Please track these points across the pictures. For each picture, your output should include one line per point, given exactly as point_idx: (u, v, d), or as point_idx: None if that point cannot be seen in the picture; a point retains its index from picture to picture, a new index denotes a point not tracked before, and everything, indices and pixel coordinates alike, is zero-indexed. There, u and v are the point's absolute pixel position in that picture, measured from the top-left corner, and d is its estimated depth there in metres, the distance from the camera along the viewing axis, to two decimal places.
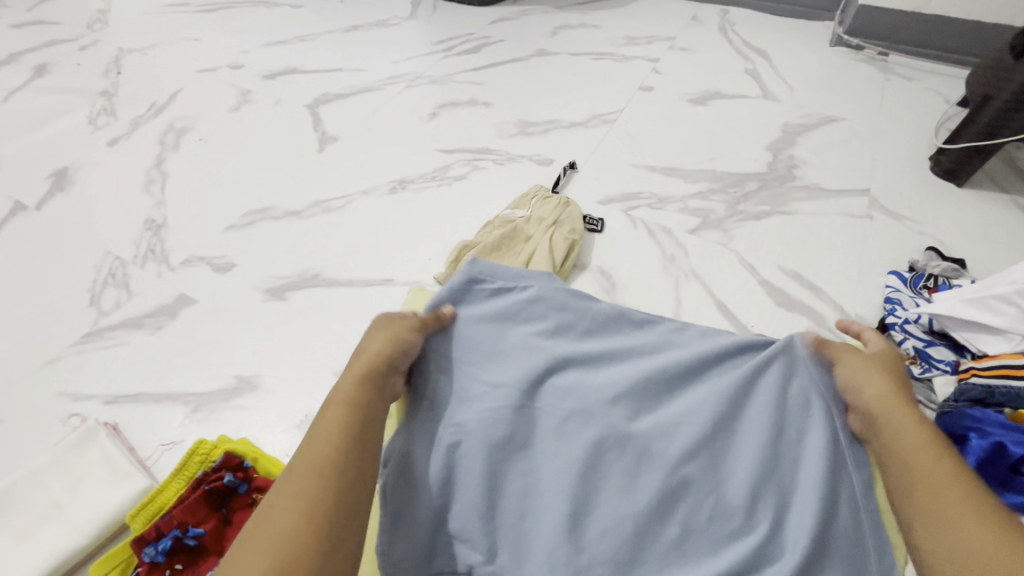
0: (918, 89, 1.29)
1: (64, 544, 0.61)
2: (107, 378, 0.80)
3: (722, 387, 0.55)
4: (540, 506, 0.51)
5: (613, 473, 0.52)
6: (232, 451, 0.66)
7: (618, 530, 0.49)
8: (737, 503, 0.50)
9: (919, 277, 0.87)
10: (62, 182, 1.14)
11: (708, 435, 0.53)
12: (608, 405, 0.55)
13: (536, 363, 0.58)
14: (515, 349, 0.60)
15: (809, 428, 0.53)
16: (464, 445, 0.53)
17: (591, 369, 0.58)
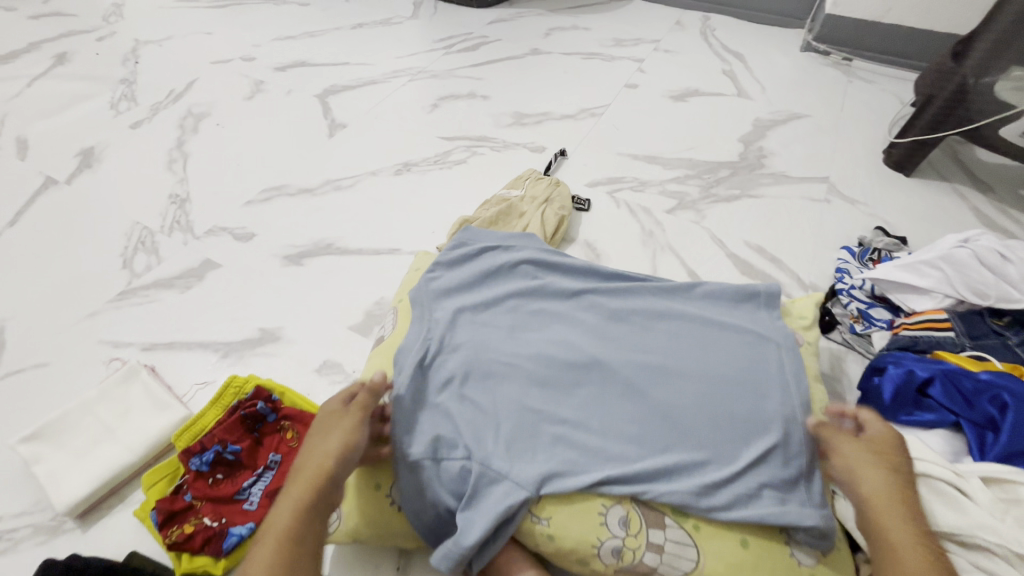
0: (877, 91, 1.43)
1: (115, 459, 0.70)
2: (143, 330, 0.89)
3: (671, 326, 0.68)
4: (523, 408, 0.61)
5: (583, 385, 0.63)
6: (262, 385, 0.75)
7: (588, 427, 0.60)
8: (684, 404, 0.61)
9: (866, 250, 0.99)
10: (90, 160, 1.23)
11: (660, 357, 0.65)
12: (577, 337, 0.67)
13: (517, 307, 0.71)
14: (500, 294, 0.72)
15: (740, 354, 0.65)
16: (462, 363, 0.64)
17: (562, 311, 0.71)
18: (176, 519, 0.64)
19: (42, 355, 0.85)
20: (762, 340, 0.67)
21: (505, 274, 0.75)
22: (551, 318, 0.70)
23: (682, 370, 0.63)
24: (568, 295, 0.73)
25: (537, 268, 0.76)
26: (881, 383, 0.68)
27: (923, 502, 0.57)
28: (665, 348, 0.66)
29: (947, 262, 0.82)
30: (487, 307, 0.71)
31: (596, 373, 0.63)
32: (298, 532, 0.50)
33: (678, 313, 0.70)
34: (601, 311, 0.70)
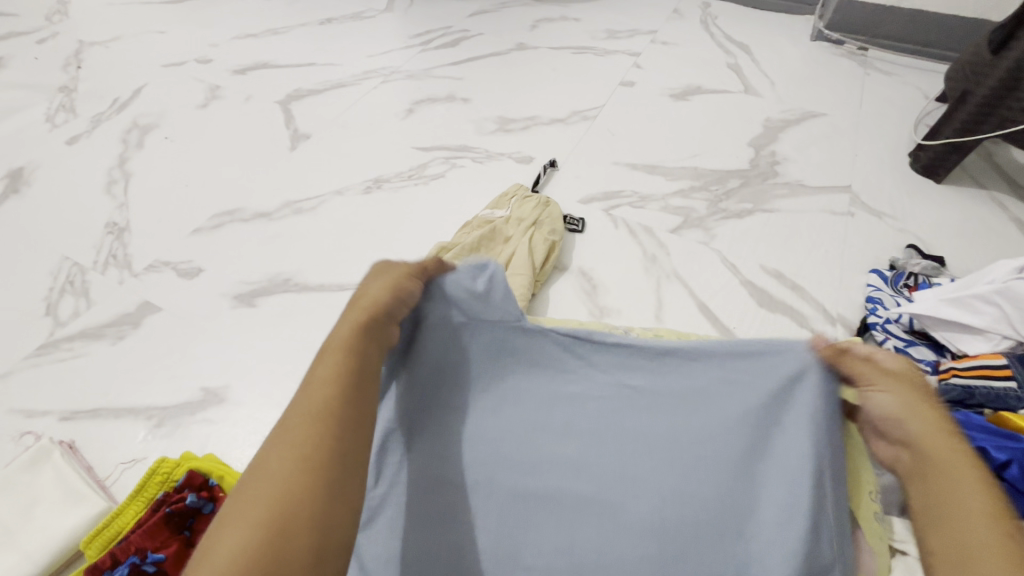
0: (897, 84, 1.30)
1: (11, 573, 0.58)
2: (64, 393, 0.76)
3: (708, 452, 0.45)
4: None
5: (555, 547, 0.44)
6: (196, 470, 0.63)
7: None
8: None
9: (900, 275, 0.87)
10: (17, 184, 1.08)
11: (667, 499, 0.44)
12: (549, 472, 0.47)
13: (469, 421, 0.48)
14: (442, 402, 0.49)
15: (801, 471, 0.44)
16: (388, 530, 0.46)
17: (535, 424, 0.49)
18: None
19: None
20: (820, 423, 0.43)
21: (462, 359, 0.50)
22: (519, 433, 0.48)
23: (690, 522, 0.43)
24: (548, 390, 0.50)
25: (498, 336, 0.51)
26: None
27: None
28: (674, 483, 0.45)
29: (1005, 297, 0.69)
30: (436, 408, 0.49)
31: (590, 527, 0.44)
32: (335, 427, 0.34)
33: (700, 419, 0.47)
34: (594, 429, 0.48)
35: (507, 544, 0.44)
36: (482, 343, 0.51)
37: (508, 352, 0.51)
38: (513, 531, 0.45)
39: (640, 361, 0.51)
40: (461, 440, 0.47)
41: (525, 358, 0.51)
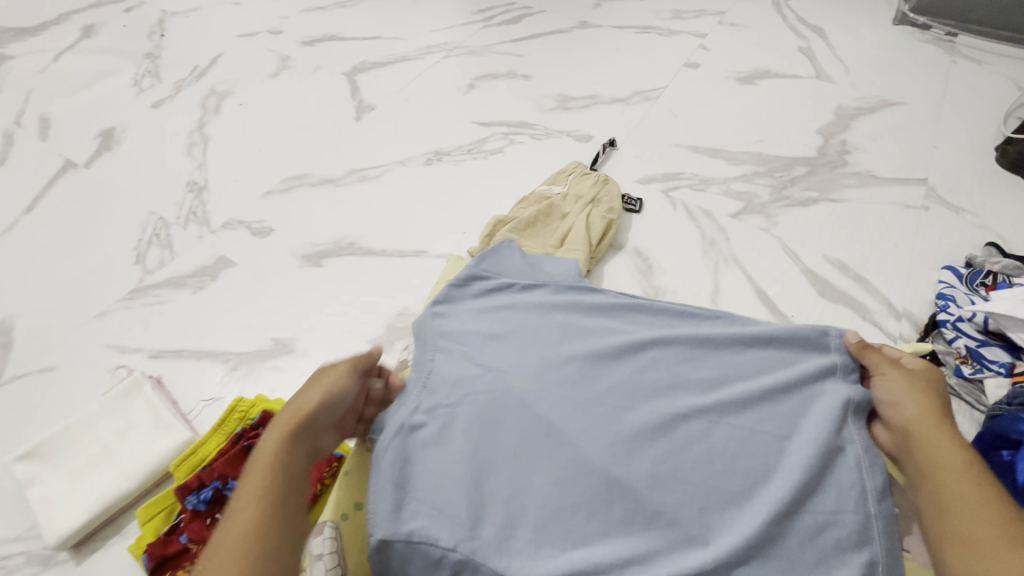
0: (987, 73, 1.21)
1: (113, 486, 0.64)
2: (152, 334, 0.83)
3: (730, 399, 0.57)
4: (527, 485, 0.52)
5: (602, 448, 0.53)
6: (270, 411, 0.67)
7: (607, 502, 0.51)
8: (725, 487, 0.52)
9: (977, 273, 0.83)
10: (109, 142, 1.17)
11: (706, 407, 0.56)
12: (600, 396, 0.57)
13: (537, 353, 0.60)
14: (515, 338, 0.62)
15: (806, 436, 0.55)
16: (456, 431, 0.55)
17: (590, 357, 0.60)
18: (171, 564, 0.59)
19: (48, 358, 0.80)
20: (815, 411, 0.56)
21: (535, 307, 0.65)
22: (578, 363, 0.59)
23: (726, 432, 0.55)
24: (601, 328, 0.63)
25: (555, 292, 0.68)
26: (1013, 459, 0.56)
27: None
28: (712, 402, 0.57)
29: None
30: (508, 344, 0.61)
31: (626, 438, 0.54)
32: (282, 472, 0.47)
33: (725, 359, 0.61)
34: (639, 366, 0.60)
35: (559, 449, 0.53)
36: (551, 303, 0.66)
37: (571, 310, 0.65)
38: (583, 425, 0.55)
39: (670, 324, 0.65)
40: (525, 367, 0.59)
41: (581, 315, 0.65)
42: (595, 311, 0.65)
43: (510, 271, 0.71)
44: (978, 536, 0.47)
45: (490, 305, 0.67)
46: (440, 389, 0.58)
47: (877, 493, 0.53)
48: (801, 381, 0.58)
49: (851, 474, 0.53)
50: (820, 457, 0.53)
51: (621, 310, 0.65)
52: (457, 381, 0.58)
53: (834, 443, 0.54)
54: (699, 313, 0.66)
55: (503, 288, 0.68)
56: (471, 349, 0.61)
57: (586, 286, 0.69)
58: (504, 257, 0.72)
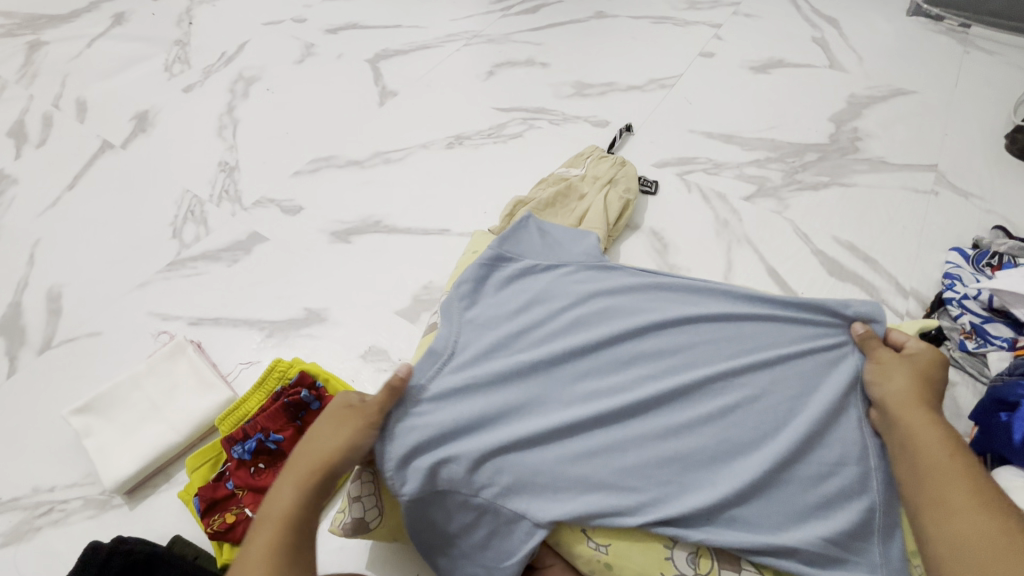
0: (999, 63, 1.23)
1: (162, 437, 0.69)
2: (191, 303, 0.88)
3: (743, 360, 0.58)
4: (546, 438, 0.54)
5: (617, 404, 0.56)
6: (307, 371, 0.71)
7: (623, 454, 0.54)
8: (736, 442, 0.54)
9: (983, 254, 0.85)
10: (144, 124, 1.22)
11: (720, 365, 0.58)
12: (616, 358, 0.59)
13: (556, 318, 0.62)
14: (534, 306, 0.64)
15: (815, 398, 0.56)
16: (479, 388, 0.57)
17: (608, 323, 0.61)
18: (218, 508, 0.63)
19: (95, 323, 0.85)
20: (820, 374, 0.58)
21: (557, 277, 0.66)
22: (596, 328, 0.61)
23: (738, 391, 0.56)
24: (620, 294, 0.64)
25: (575, 262, 0.69)
26: (1010, 421, 0.58)
27: None
28: (725, 363, 0.58)
29: None
30: (529, 311, 0.63)
31: (641, 395, 0.56)
32: (305, 512, 0.50)
33: (741, 323, 0.61)
34: (656, 327, 0.61)
35: (575, 406, 0.56)
36: (569, 271, 0.67)
37: (588, 278, 0.67)
38: (600, 385, 0.57)
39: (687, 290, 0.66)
40: (545, 332, 0.61)
41: (599, 282, 0.66)
42: (612, 278, 0.66)
43: (531, 240, 0.71)
44: (953, 503, 0.48)
45: (510, 271, 0.67)
46: (463, 352, 0.60)
47: (879, 452, 0.55)
48: (810, 345, 0.60)
49: (855, 432, 0.55)
50: (826, 419, 0.55)
51: (642, 281, 0.65)
52: (482, 349, 0.60)
53: (840, 405, 0.56)
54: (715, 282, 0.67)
55: (524, 258, 0.69)
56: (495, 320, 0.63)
57: (603, 262, 0.69)
58: (523, 236, 0.71)
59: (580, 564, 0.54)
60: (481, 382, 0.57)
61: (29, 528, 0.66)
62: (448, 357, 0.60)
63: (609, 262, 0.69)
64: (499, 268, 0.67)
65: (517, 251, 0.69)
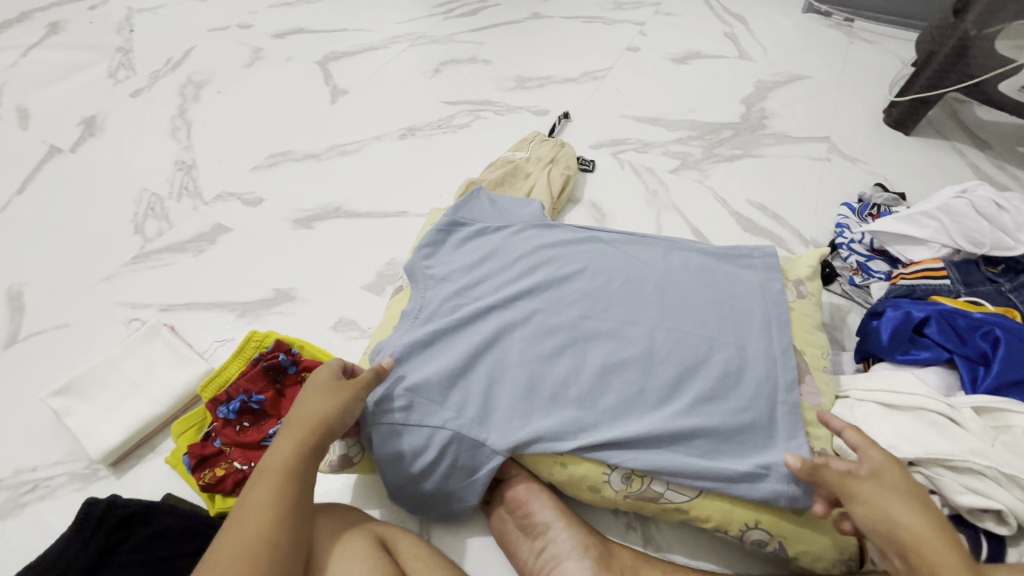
0: (878, 51, 1.43)
1: (144, 410, 0.73)
2: (159, 291, 0.91)
3: (667, 300, 0.68)
4: (500, 375, 0.63)
5: (560, 345, 0.64)
6: (283, 339, 0.77)
7: (566, 384, 0.62)
8: (663, 364, 0.63)
9: (866, 206, 1.00)
10: (93, 129, 1.22)
11: (648, 305, 0.67)
12: (560, 305, 0.67)
13: (507, 274, 0.71)
14: (488, 265, 0.72)
15: (727, 319, 0.66)
16: (442, 338, 0.65)
17: (554, 275, 0.70)
18: (207, 464, 0.68)
19: (62, 316, 0.87)
20: (730, 298, 0.68)
21: (509, 239, 0.75)
22: (542, 280, 0.69)
23: (664, 324, 0.66)
24: (562, 251, 0.73)
25: (523, 224, 0.78)
26: (879, 325, 0.71)
27: (918, 433, 0.60)
28: (651, 303, 0.67)
29: (944, 212, 0.84)
30: (483, 270, 0.71)
31: (581, 334, 0.65)
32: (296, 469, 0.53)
33: (668, 269, 0.71)
34: (593, 277, 0.70)
35: (527, 348, 0.64)
36: (517, 236, 0.76)
37: (535, 238, 0.75)
38: (546, 328, 0.66)
39: (621, 243, 0.75)
40: (497, 287, 0.69)
41: (544, 241, 0.74)
42: (555, 239, 0.75)
43: (483, 210, 0.80)
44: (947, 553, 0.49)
45: (465, 238, 0.75)
46: (427, 312, 0.68)
47: (784, 353, 0.65)
48: (724, 280, 0.70)
49: (762, 338, 0.65)
50: (735, 334, 0.65)
51: (583, 238, 0.75)
52: (445, 304, 0.68)
53: (746, 318, 0.67)
54: (648, 236, 0.77)
55: (477, 225, 0.77)
56: (454, 277, 0.71)
57: (547, 224, 0.77)
58: (476, 206, 0.80)
59: (537, 467, 0.63)
60: (447, 327, 0.65)
61: (15, 505, 0.68)
62: (419, 313, 0.68)
63: (551, 223, 0.78)
64: (455, 234, 0.76)
65: (471, 220, 0.78)
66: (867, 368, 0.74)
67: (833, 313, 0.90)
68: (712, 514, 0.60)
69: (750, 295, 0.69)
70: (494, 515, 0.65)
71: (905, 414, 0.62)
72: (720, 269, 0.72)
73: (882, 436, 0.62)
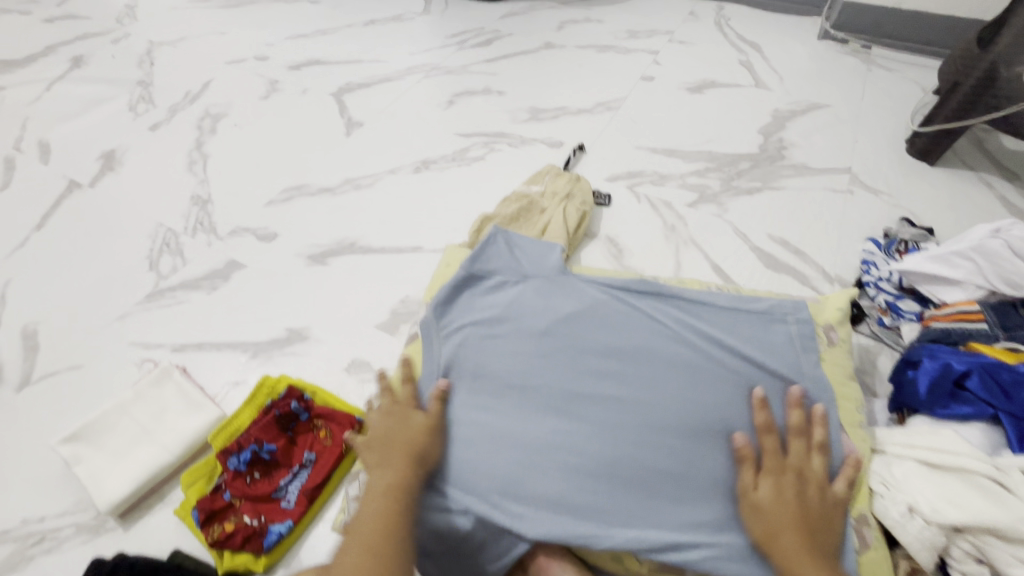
0: (898, 78, 1.41)
1: (154, 459, 0.71)
2: (171, 331, 0.90)
3: (692, 364, 0.65)
4: (515, 446, 0.60)
5: (578, 415, 0.62)
6: (295, 385, 0.75)
7: (584, 456, 0.59)
8: (691, 436, 0.59)
9: (893, 241, 0.97)
10: (112, 163, 1.24)
11: (673, 370, 0.64)
12: (576, 370, 0.65)
13: (524, 333, 0.68)
14: (505, 322, 0.70)
15: (758, 382, 0.63)
16: (458, 406, 0.64)
17: (572, 335, 0.68)
18: (216, 519, 0.66)
19: (75, 356, 0.87)
20: (758, 356, 0.66)
21: (526, 291, 0.73)
22: (560, 342, 0.67)
23: (692, 390, 0.62)
24: (582, 307, 0.70)
25: (541, 275, 0.75)
26: (915, 376, 0.68)
27: (963, 496, 0.56)
28: (674, 368, 0.64)
29: (979, 253, 0.81)
30: (499, 327, 0.69)
31: (597, 402, 0.62)
32: (390, 522, 0.53)
33: (694, 328, 0.69)
34: (612, 339, 0.67)
35: (543, 417, 0.62)
36: (535, 287, 0.73)
37: (554, 291, 0.72)
38: (563, 396, 0.63)
39: (642, 299, 0.72)
40: (512, 347, 0.67)
41: (563, 294, 0.72)
42: (575, 292, 0.72)
43: (500, 255, 0.77)
44: None
45: (480, 292, 0.74)
46: (446, 375, 0.67)
47: (820, 414, 0.62)
48: (752, 340, 0.68)
49: (796, 402, 0.62)
50: (768, 399, 0.62)
51: (604, 291, 0.73)
52: (463, 369, 0.67)
53: (776, 379, 0.64)
54: (673, 288, 0.74)
55: (494, 278, 0.75)
56: (469, 336, 0.69)
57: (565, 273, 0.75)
58: (493, 254, 0.77)
59: None
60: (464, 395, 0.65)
61: (22, 559, 0.67)
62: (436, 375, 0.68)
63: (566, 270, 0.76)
64: (472, 287, 0.74)
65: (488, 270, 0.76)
66: (903, 420, 0.70)
67: (863, 354, 0.86)
68: None
69: (780, 353, 0.67)
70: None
71: (948, 474, 0.59)
72: (748, 326, 0.70)
73: (922, 497, 0.58)
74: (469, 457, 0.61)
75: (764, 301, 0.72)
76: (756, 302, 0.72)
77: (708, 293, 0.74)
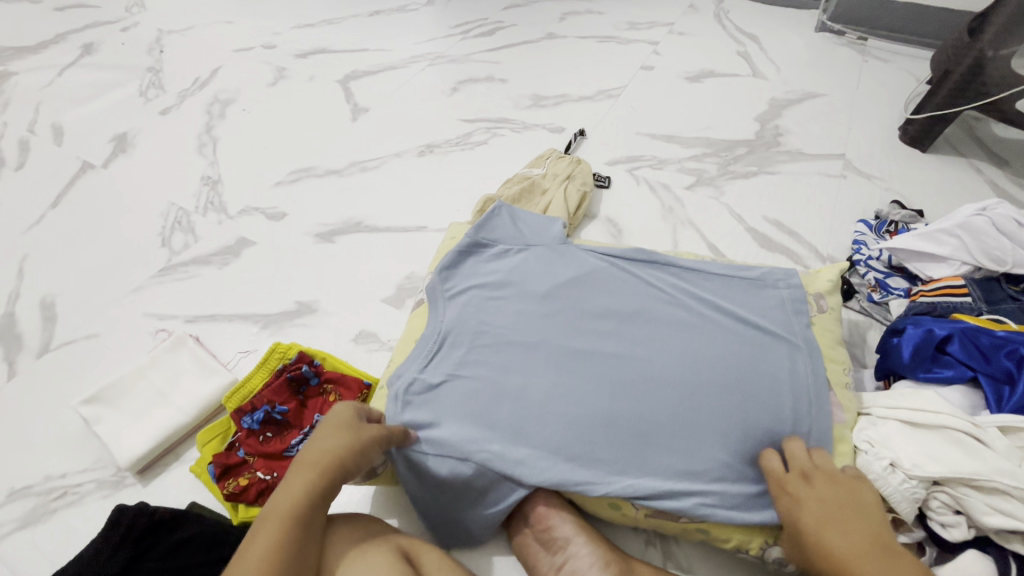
0: (893, 69, 1.44)
1: (171, 420, 0.74)
2: (184, 304, 0.93)
3: (686, 327, 0.68)
4: (517, 401, 0.64)
5: (576, 373, 0.65)
6: (306, 351, 0.78)
7: (581, 410, 0.62)
8: (684, 392, 0.62)
9: (883, 222, 1.00)
10: (123, 145, 1.27)
11: (667, 332, 0.68)
12: (575, 331, 0.69)
13: (526, 298, 0.72)
14: (507, 288, 0.73)
15: (750, 343, 0.67)
16: (461, 365, 0.67)
17: (572, 300, 0.71)
18: (231, 473, 0.69)
19: (92, 326, 0.90)
20: (750, 319, 0.69)
21: (529, 260, 0.76)
22: (560, 307, 0.71)
23: (685, 350, 0.66)
24: (581, 276, 0.74)
25: (543, 245, 0.79)
26: (900, 343, 0.71)
27: (943, 451, 0.59)
28: (668, 331, 0.68)
29: (965, 230, 0.84)
30: (502, 293, 0.73)
31: (595, 361, 0.66)
32: (303, 519, 0.53)
33: (688, 295, 0.72)
34: (609, 305, 0.71)
35: (543, 374, 0.65)
36: (538, 257, 0.77)
37: (555, 261, 0.76)
38: (562, 355, 0.67)
39: (639, 268, 0.76)
40: (514, 311, 0.71)
41: (564, 263, 0.76)
42: (575, 261, 0.76)
43: (502, 226, 0.81)
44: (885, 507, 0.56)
45: (484, 260, 0.77)
46: (450, 335, 0.70)
47: (811, 373, 0.65)
48: (744, 305, 0.71)
49: (786, 360, 0.66)
50: (759, 358, 0.65)
51: (604, 261, 0.76)
52: (465, 330, 0.70)
53: (767, 340, 0.67)
54: (669, 258, 0.77)
55: (497, 247, 0.78)
56: (473, 300, 0.73)
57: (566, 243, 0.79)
58: (497, 225, 0.80)
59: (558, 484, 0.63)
60: (465, 354, 0.68)
61: (45, 512, 0.70)
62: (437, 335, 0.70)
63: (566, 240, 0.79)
64: (476, 255, 0.77)
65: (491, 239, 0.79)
66: (889, 386, 0.73)
67: (852, 329, 0.90)
68: (732, 534, 0.60)
69: (770, 317, 0.70)
70: (515, 530, 0.65)
71: (929, 432, 0.61)
72: (740, 292, 0.73)
73: (904, 453, 0.61)
74: (472, 411, 0.64)
75: (756, 270, 0.76)
76: (749, 271, 0.75)
77: (702, 262, 0.78)
